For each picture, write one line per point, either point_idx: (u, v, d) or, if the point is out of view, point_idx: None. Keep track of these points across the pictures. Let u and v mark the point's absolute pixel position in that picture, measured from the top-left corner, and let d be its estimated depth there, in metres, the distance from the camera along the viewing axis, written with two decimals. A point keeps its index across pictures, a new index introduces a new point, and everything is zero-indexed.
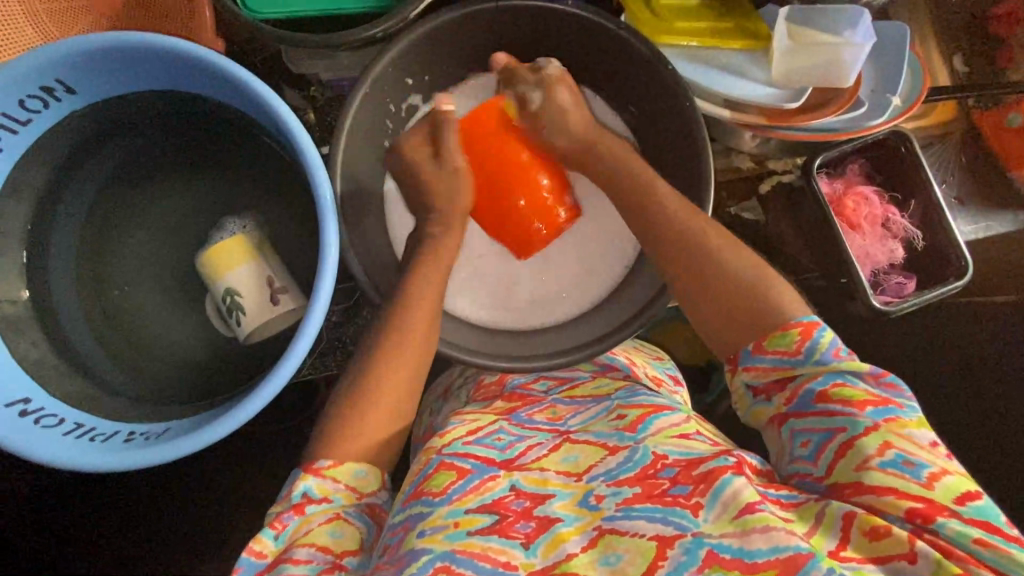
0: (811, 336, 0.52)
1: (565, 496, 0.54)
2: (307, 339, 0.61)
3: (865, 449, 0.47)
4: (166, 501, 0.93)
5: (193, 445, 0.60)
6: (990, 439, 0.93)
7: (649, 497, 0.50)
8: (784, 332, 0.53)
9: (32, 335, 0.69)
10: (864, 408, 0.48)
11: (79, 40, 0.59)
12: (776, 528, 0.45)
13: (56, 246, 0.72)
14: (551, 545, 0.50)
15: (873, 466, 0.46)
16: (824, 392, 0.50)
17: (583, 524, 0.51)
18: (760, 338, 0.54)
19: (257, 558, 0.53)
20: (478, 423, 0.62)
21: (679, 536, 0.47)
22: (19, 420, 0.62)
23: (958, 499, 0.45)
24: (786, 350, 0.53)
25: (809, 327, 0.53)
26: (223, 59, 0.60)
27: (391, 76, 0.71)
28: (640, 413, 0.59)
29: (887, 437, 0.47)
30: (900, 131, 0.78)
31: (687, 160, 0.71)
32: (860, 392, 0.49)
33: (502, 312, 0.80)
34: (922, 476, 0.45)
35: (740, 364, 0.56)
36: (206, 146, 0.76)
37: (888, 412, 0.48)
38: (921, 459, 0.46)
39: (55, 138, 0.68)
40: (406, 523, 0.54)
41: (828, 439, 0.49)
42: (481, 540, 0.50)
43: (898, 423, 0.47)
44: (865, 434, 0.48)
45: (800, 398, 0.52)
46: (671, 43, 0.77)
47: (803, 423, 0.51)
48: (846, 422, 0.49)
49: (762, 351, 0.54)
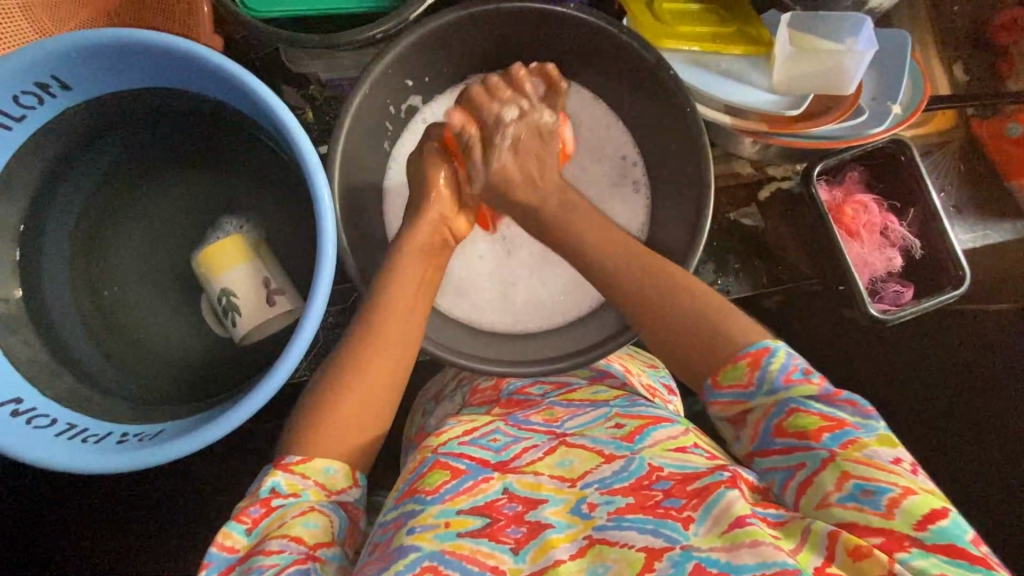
0: (760, 365, 0.52)
1: (558, 502, 0.53)
2: (304, 340, 0.60)
3: (825, 483, 0.47)
4: (158, 502, 0.93)
5: (186, 446, 0.59)
6: (983, 449, 0.93)
7: (642, 508, 0.50)
8: (734, 365, 0.53)
9: (24, 334, 0.68)
10: (820, 437, 0.48)
11: (76, 37, 0.59)
12: (764, 543, 0.45)
13: (50, 243, 0.72)
14: (541, 551, 0.50)
15: (833, 502, 0.46)
16: (781, 424, 0.50)
17: (573, 532, 0.51)
18: (715, 372, 0.55)
19: (228, 553, 0.53)
20: (473, 424, 0.62)
21: (668, 548, 0.47)
22: (12, 420, 0.61)
23: (919, 524, 0.43)
24: (740, 383, 0.53)
25: (757, 355, 0.53)
26: (221, 58, 0.60)
27: (391, 77, 0.70)
28: (638, 424, 0.59)
29: (842, 467, 0.46)
30: (899, 139, 0.78)
31: (687, 166, 0.71)
32: (813, 419, 0.49)
33: (495, 314, 0.80)
34: (881, 505, 0.44)
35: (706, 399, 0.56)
36: (201, 144, 0.75)
37: (843, 438, 0.47)
38: (879, 484, 0.45)
39: (50, 135, 0.68)
40: (398, 519, 0.54)
41: (790, 476, 0.49)
42: (471, 542, 0.50)
43: (855, 447, 0.47)
44: (823, 468, 0.47)
45: (762, 434, 0.52)
46: (673, 48, 0.77)
47: (767, 460, 0.51)
48: (805, 457, 0.49)
49: (719, 385, 0.54)
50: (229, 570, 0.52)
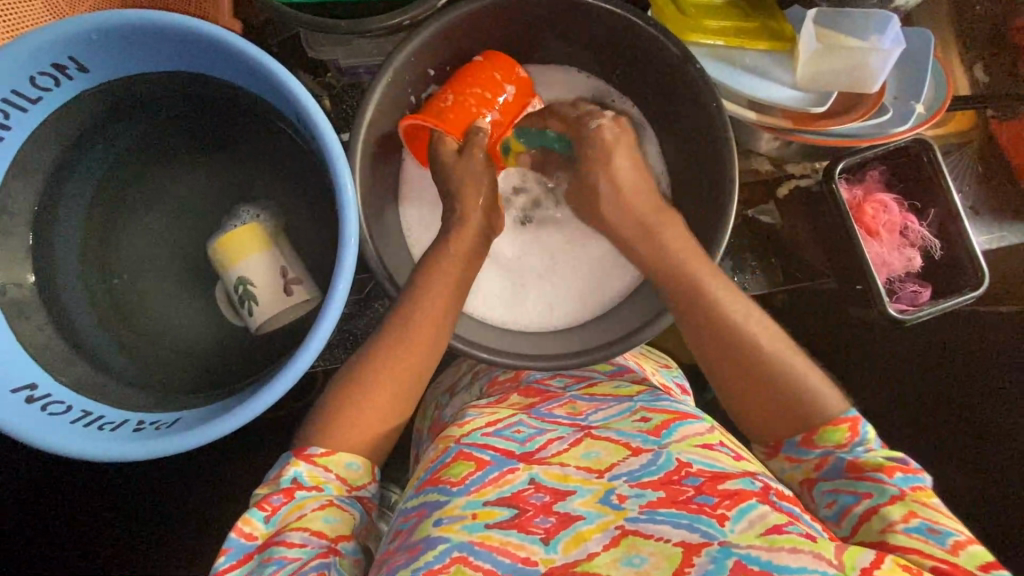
0: (858, 432, 0.55)
1: (586, 492, 0.53)
2: (326, 328, 0.60)
3: (890, 515, 0.50)
4: (166, 490, 0.92)
5: (205, 436, 0.59)
6: (988, 444, 0.94)
7: (673, 503, 0.50)
8: (836, 427, 0.55)
9: (37, 319, 0.67)
10: (892, 476, 0.52)
11: (95, 17, 0.57)
12: (804, 551, 0.45)
13: (61, 227, 0.71)
14: (573, 543, 0.49)
15: (898, 530, 0.49)
16: (856, 464, 0.54)
17: (605, 522, 0.50)
18: (811, 432, 0.56)
19: (246, 540, 0.53)
20: (496, 416, 0.62)
21: (705, 544, 0.47)
22: (26, 407, 0.60)
23: (984, 566, 0.45)
24: (838, 445, 0.55)
25: (855, 422, 0.56)
26: (244, 43, 0.58)
27: (414, 65, 0.69)
28: (664, 419, 0.59)
29: (910, 505, 0.50)
30: (922, 139, 0.78)
31: (711, 161, 0.70)
32: (887, 462, 0.53)
33: (508, 311, 0.79)
34: (947, 543, 0.47)
35: (784, 450, 0.58)
36: (217, 130, 0.74)
37: (915, 484, 0.51)
38: (945, 527, 0.48)
39: (64, 117, 0.66)
40: (421, 509, 0.54)
41: (854, 503, 0.52)
42: (499, 534, 0.50)
43: (924, 495, 0.51)
44: (889, 503, 0.51)
45: (830, 466, 0.55)
46: (698, 41, 0.76)
47: (831, 485, 0.55)
48: (872, 489, 0.52)
49: (810, 444, 0.56)
50: (247, 556, 0.53)
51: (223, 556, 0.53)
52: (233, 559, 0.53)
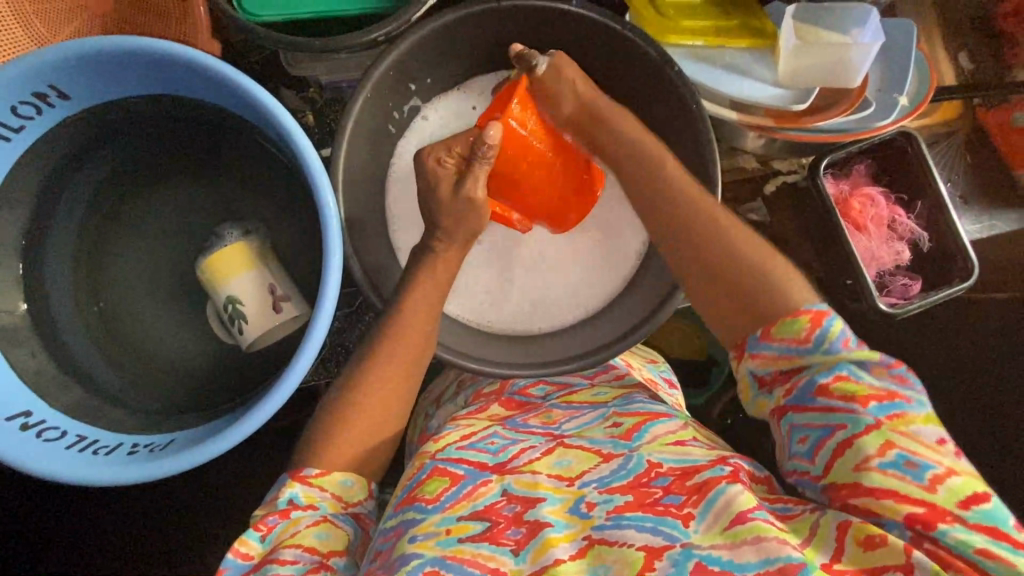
0: (821, 325, 0.51)
1: (556, 501, 0.53)
2: (314, 346, 0.60)
3: (865, 448, 0.47)
4: (165, 508, 0.93)
5: (202, 455, 0.59)
6: (982, 433, 0.95)
7: (640, 506, 0.50)
8: (793, 320, 0.52)
9: (30, 346, 0.68)
10: (867, 404, 0.48)
11: (72, 45, 0.58)
12: (768, 538, 0.45)
13: (51, 254, 0.71)
14: (540, 551, 0.49)
15: (874, 467, 0.46)
16: (826, 385, 0.50)
17: (573, 532, 0.51)
18: (767, 326, 0.54)
19: (243, 560, 0.55)
20: (471, 429, 0.63)
21: (668, 547, 0.47)
22: (21, 434, 0.61)
23: (963, 503, 0.44)
24: (795, 338, 0.52)
25: (818, 316, 0.52)
26: (219, 63, 0.59)
27: (393, 79, 0.70)
28: (635, 422, 0.59)
29: (888, 436, 0.46)
30: (905, 131, 0.77)
31: (691, 163, 0.71)
32: (863, 387, 0.49)
33: (494, 316, 0.78)
34: (924, 479, 0.45)
35: (747, 351, 0.55)
36: (202, 151, 0.74)
37: (893, 408, 0.47)
38: (925, 459, 0.45)
39: (49, 145, 0.67)
40: (398, 528, 0.54)
41: (827, 436, 0.49)
42: (470, 546, 0.50)
43: (902, 420, 0.47)
44: (865, 434, 0.47)
45: (800, 391, 0.51)
46: (677, 42, 0.76)
47: (802, 418, 0.51)
48: (847, 420, 0.48)
49: (769, 338, 0.53)
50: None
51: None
52: None
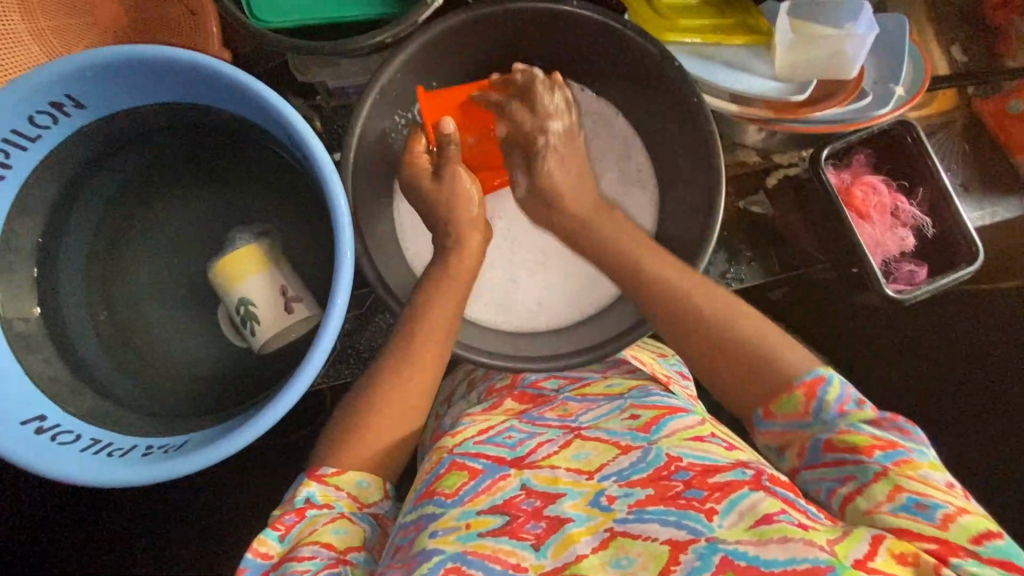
0: (817, 395, 0.54)
1: (576, 495, 0.53)
2: (328, 340, 0.60)
3: (875, 494, 0.48)
4: (178, 519, 0.92)
5: (222, 450, 0.59)
6: (997, 422, 0.95)
7: (662, 500, 0.50)
8: (791, 393, 0.54)
9: (45, 353, 0.68)
10: (872, 453, 0.49)
11: (85, 56, 0.59)
12: (794, 539, 0.44)
13: (64, 261, 0.72)
14: (562, 546, 0.49)
15: (884, 510, 0.47)
16: (830, 441, 0.51)
17: (594, 525, 0.50)
18: (766, 403, 0.56)
19: (263, 560, 0.54)
20: (488, 423, 0.63)
21: (692, 541, 0.46)
22: (36, 438, 0.61)
23: (976, 539, 0.44)
24: (795, 411, 0.54)
25: (813, 384, 0.54)
26: (228, 68, 0.60)
27: (400, 82, 0.71)
28: (653, 415, 0.59)
29: (895, 481, 0.48)
30: (904, 120, 0.79)
31: (696, 156, 0.72)
32: (865, 437, 0.50)
33: (503, 313, 0.78)
34: (936, 518, 0.45)
35: (756, 426, 0.57)
36: (211, 158, 0.76)
37: (898, 456, 0.49)
38: (934, 500, 0.46)
39: (64, 153, 0.68)
40: (418, 522, 0.54)
41: (838, 486, 0.50)
42: (492, 541, 0.50)
43: (908, 465, 0.48)
44: (874, 480, 0.48)
45: (810, 450, 0.53)
46: (676, 40, 0.77)
47: (813, 473, 0.53)
48: (855, 470, 0.50)
49: (772, 415, 0.55)
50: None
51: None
52: None
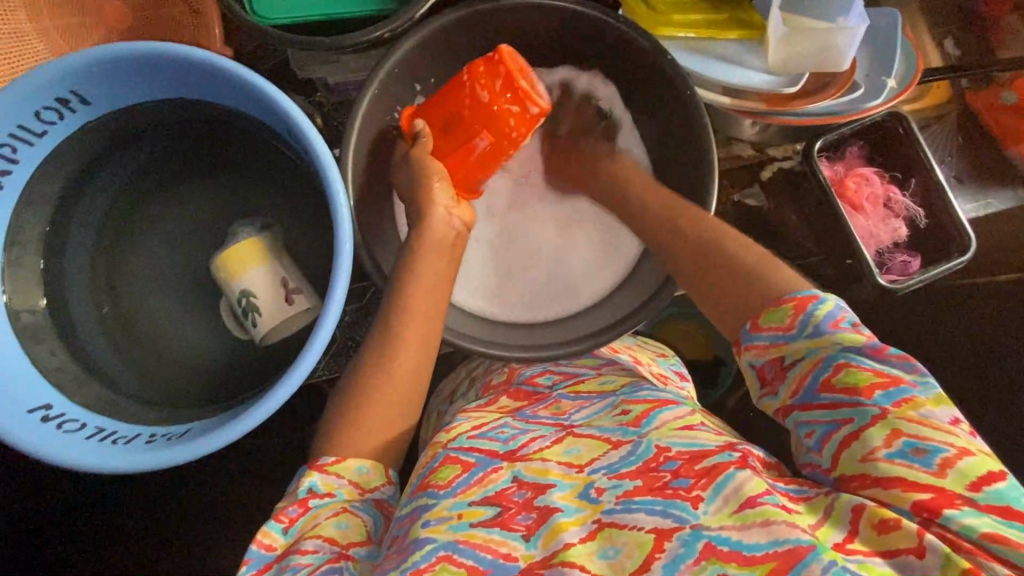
0: (806, 310, 0.52)
1: (565, 487, 0.54)
2: (323, 337, 0.61)
3: (871, 439, 0.47)
4: (182, 511, 0.94)
5: (226, 437, 0.60)
6: (996, 412, 0.95)
7: (650, 490, 0.51)
8: (780, 307, 0.53)
9: (50, 343, 0.69)
10: (872, 394, 0.48)
11: (89, 52, 0.60)
12: (777, 521, 0.45)
13: (70, 255, 0.73)
14: (551, 536, 0.50)
15: (880, 457, 0.46)
16: (828, 380, 0.50)
17: (583, 516, 0.51)
18: (755, 318, 0.55)
19: (266, 551, 0.55)
20: (482, 419, 0.64)
21: (677, 528, 0.47)
22: (43, 426, 0.63)
23: (973, 485, 0.43)
24: (782, 326, 0.53)
25: (804, 301, 0.53)
26: (228, 62, 0.61)
27: (398, 76, 0.72)
28: (644, 408, 0.59)
29: (894, 424, 0.46)
30: (896, 112, 0.80)
31: (691, 149, 0.73)
32: (866, 374, 0.48)
33: (499, 305, 0.80)
34: (933, 464, 0.44)
35: (743, 344, 0.56)
36: (213, 154, 0.77)
37: (899, 395, 0.47)
38: (934, 443, 0.45)
39: (70, 148, 0.70)
40: (411, 513, 0.55)
41: (833, 430, 0.49)
42: (483, 531, 0.51)
43: (910, 405, 0.47)
44: (871, 425, 0.47)
45: (804, 389, 0.51)
46: (669, 35, 0.79)
47: (807, 415, 0.51)
48: (851, 413, 0.48)
49: (758, 329, 0.54)
50: (268, 567, 0.54)
51: (246, 566, 0.55)
52: (256, 568, 0.55)
